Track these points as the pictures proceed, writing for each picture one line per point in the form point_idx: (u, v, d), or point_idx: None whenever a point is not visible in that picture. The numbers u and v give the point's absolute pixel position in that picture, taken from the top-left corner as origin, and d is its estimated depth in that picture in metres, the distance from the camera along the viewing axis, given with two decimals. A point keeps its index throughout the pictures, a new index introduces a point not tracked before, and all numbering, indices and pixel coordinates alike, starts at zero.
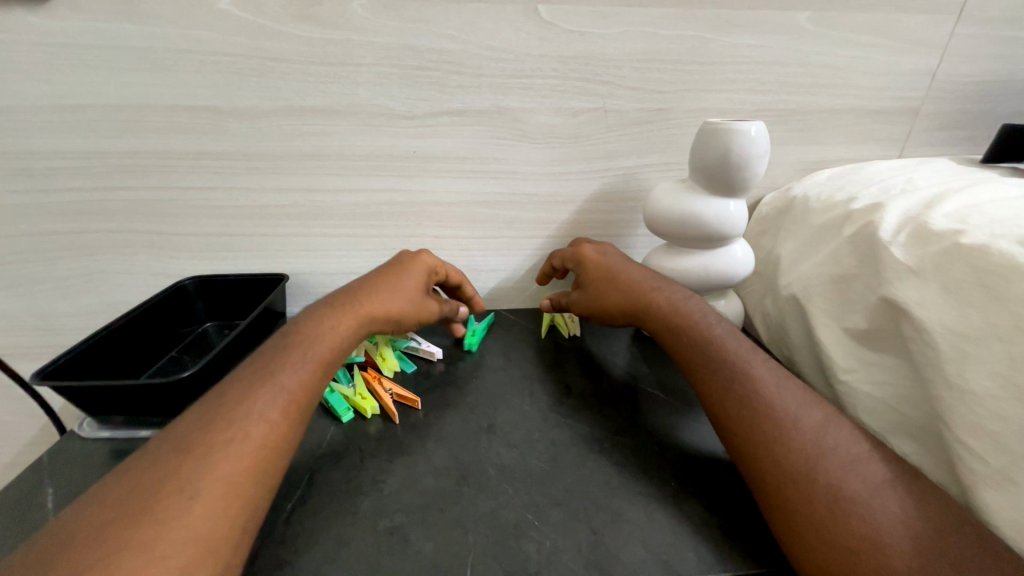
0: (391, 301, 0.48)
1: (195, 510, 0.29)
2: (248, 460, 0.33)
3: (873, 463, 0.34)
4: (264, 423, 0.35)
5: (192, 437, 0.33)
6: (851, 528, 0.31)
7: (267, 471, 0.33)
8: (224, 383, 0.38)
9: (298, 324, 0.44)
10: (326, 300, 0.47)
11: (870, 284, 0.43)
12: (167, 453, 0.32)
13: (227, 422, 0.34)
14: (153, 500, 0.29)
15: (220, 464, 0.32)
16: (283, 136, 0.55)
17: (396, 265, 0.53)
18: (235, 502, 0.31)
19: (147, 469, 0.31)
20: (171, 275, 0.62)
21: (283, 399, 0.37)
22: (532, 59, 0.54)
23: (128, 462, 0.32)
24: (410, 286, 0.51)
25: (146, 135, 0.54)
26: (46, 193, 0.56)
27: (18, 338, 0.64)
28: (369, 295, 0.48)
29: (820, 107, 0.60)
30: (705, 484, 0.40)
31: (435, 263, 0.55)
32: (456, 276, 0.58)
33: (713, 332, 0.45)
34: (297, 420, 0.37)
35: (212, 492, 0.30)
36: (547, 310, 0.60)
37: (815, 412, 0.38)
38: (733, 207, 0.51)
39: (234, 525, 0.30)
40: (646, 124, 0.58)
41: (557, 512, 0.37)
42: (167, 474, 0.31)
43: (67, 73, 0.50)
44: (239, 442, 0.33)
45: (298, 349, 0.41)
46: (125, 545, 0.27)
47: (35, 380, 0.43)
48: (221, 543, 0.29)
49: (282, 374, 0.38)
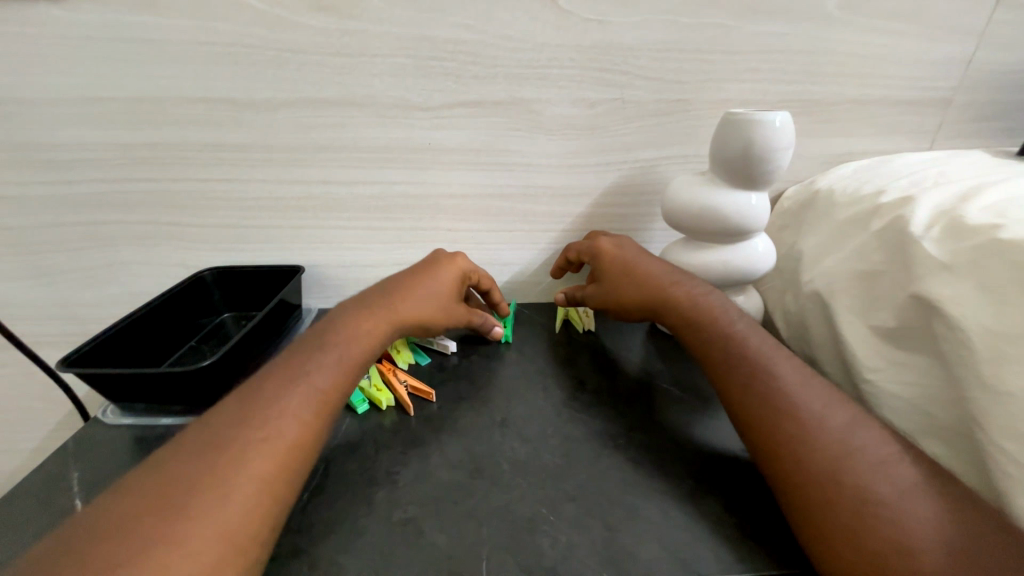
0: (423, 306, 0.49)
1: (227, 506, 0.30)
2: (279, 457, 0.33)
3: (902, 466, 0.33)
4: (296, 421, 0.35)
5: (223, 432, 0.33)
6: (880, 532, 0.30)
7: (296, 470, 0.34)
8: (256, 379, 0.38)
9: (331, 322, 0.45)
10: (359, 299, 0.48)
11: (899, 281, 0.41)
12: (198, 447, 0.32)
13: (260, 419, 0.35)
14: (186, 492, 0.30)
15: (253, 460, 0.32)
16: (299, 128, 0.55)
17: (429, 267, 0.53)
18: (266, 498, 0.31)
19: (179, 461, 0.32)
20: (190, 266, 0.63)
21: (315, 398, 0.37)
22: (549, 48, 0.53)
23: (162, 452, 0.33)
24: (441, 291, 0.51)
25: (165, 128, 0.55)
26: (71, 184, 0.57)
27: (44, 327, 0.66)
28: (402, 297, 0.48)
29: (847, 97, 0.58)
30: (723, 482, 0.39)
31: (469, 268, 0.55)
32: (488, 281, 0.57)
33: (734, 329, 0.44)
34: (327, 420, 0.37)
35: (245, 487, 0.31)
36: (561, 305, 0.59)
37: (841, 411, 0.37)
38: (755, 200, 0.49)
39: (264, 521, 0.30)
40: (664, 116, 0.57)
41: (571, 507, 0.37)
42: (202, 467, 0.31)
43: (89, 65, 0.51)
44: (272, 439, 0.34)
45: (331, 349, 0.41)
46: (158, 535, 0.27)
47: (60, 367, 0.44)
48: (251, 539, 0.29)
49: (315, 373, 0.39)
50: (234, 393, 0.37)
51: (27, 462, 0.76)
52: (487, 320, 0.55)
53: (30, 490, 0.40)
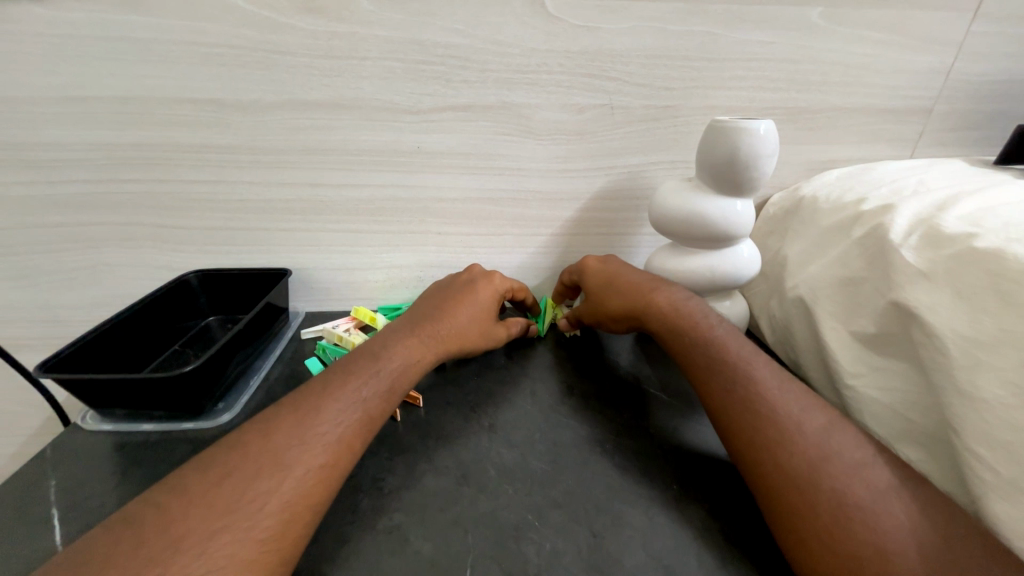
0: (467, 327, 0.50)
1: (253, 523, 0.30)
2: (312, 476, 0.33)
3: (877, 468, 0.34)
4: (330, 440, 0.35)
5: (258, 439, 0.34)
6: (859, 535, 0.30)
7: (325, 491, 0.33)
8: (302, 389, 0.39)
9: (380, 342, 0.45)
10: (406, 320, 0.49)
11: (879, 287, 0.42)
12: (230, 452, 0.33)
13: (290, 435, 0.35)
14: (222, 496, 0.30)
15: (282, 478, 0.32)
16: (287, 130, 0.55)
17: (468, 287, 0.54)
18: (295, 518, 0.31)
19: (217, 465, 0.32)
20: (175, 269, 0.62)
21: (355, 416, 0.37)
22: (538, 54, 0.53)
23: (201, 456, 0.34)
24: (482, 311, 0.52)
25: (150, 128, 0.54)
26: (51, 185, 0.56)
27: (23, 329, 0.64)
28: (448, 320, 0.49)
29: (831, 105, 0.59)
30: (707, 488, 0.40)
31: (505, 287, 0.56)
32: (523, 294, 0.59)
33: (714, 333, 0.45)
34: (361, 440, 0.37)
35: (269, 503, 0.31)
36: (566, 329, 0.60)
37: (817, 415, 0.37)
38: (741, 207, 0.50)
39: (295, 529, 0.31)
40: (653, 121, 0.58)
41: (557, 514, 0.37)
42: (241, 475, 0.32)
43: (71, 64, 0.50)
44: (304, 456, 0.34)
45: (383, 369, 0.42)
46: (191, 537, 0.28)
47: (38, 371, 0.42)
48: (281, 551, 0.29)
49: (363, 392, 0.39)
50: (273, 405, 0.38)
51: (5, 467, 0.75)
52: (523, 323, 0.58)
53: (6, 498, 0.39)
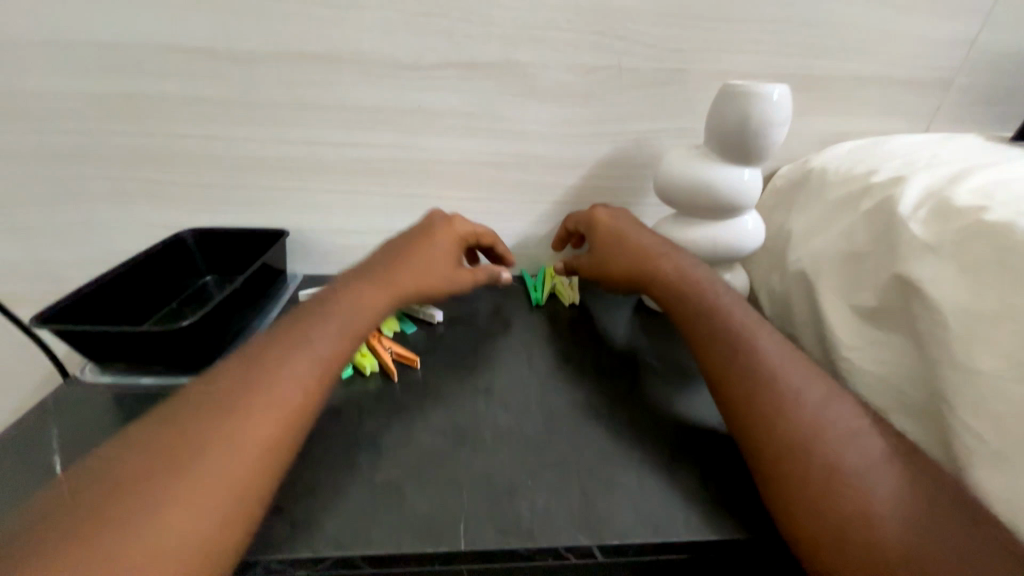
0: (424, 272, 0.49)
1: (225, 469, 0.30)
2: (277, 423, 0.33)
3: (870, 439, 0.34)
4: (292, 388, 0.35)
5: (223, 393, 0.34)
6: (849, 501, 0.31)
7: (291, 437, 0.34)
8: (257, 341, 0.39)
9: (333, 289, 0.45)
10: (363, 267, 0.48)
11: (883, 261, 0.42)
12: (197, 406, 0.33)
13: (252, 385, 0.35)
14: (189, 447, 0.31)
15: (245, 427, 0.32)
16: (283, 84, 0.53)
17: (427, 232, 0.52)
18: (263, 463, 0.32)
19: (182, 419, 0.32)
20: (170, 227, 0.61)
21: (312, 363, 0.37)
22: (546, 9, 0.51)
23: (166, 410, 0.33)
24: (440, 257, 0.51)
25: (141, 78, 0.52)
26: (40, 135, 0.54)
27: (18, 285, 0.64)
28: (403, 266, 0.48)
29: (848, 74, 0.57)
30: (700, 455, 0.40)
31: (466, 231, 0.55)
32: (490, 239, 0.57)
33: (719, 302, 0.45)
34: (323, 387, 0.37)
35: (238, 450, 0.31)
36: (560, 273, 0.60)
37: (816, 386, 0.38)
38: (749, 177, 0.49)
39: (265, 474, 0.32)
40: (662, 86, 0.56)
41: (551, 474, 0.38)
42: (203, 426, 0.32)
43: (57, 6, 0.48)
44: (269, 404, 0.34)
45: (335, 317, 0.41)
46: (162, 488, 0.29)
47: (35, 324, 0.42)
48: (254, 495, 0.30)
49: (317, 339, 0.39)
50: (234, 358, 0.38)
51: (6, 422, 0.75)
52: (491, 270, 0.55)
53: (8, 447, 0.40)
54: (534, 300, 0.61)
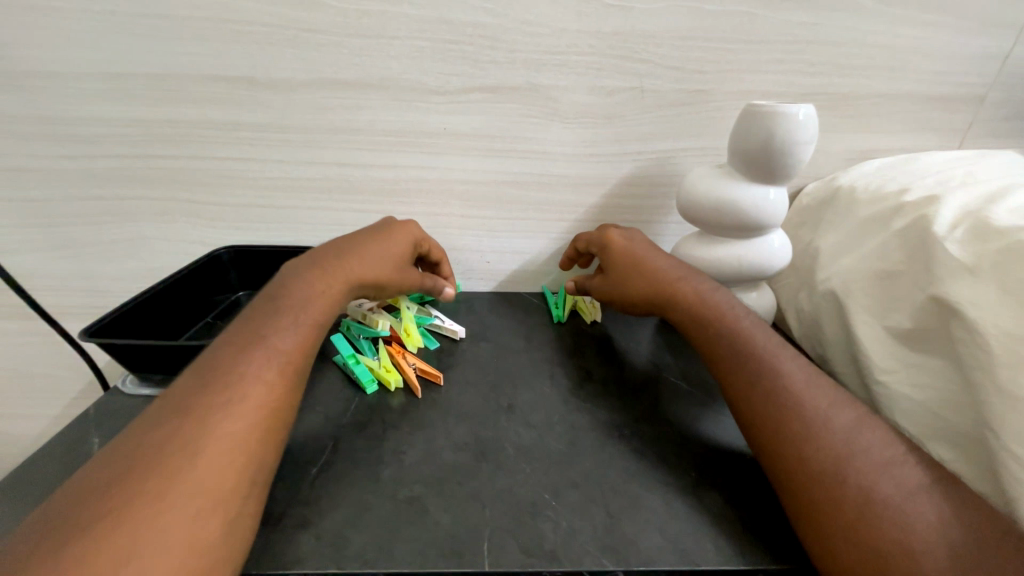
0: (380, 269, 0.48)
1: (205, 471, 0.29)
2: (249, 426, 0.32)
3: (908, 467, 0.33)
4: (260, 389, 0.34)
5: (190, 400, 0.32)
6: (888, 534, 0.30)
7: (264, 438, 0.33)
8: (213, 346, 0.37)
9: (283, 281, 0.43)
10: (312, 260, 0.46)
11: (919, 282, 0.40)
12: (165, 416, 0.31)
13: (216, 389, 0.33)
14: (158, 459, 0.29)
15: (213, 433, 0.31)
16: (317, 109, 0.56)
17: (383, 228, 0.51)
18: (238, 467, 0.31)
19: (148, 432, 0.30)
20: (207, 244, 0.64)
21: (279, 360, 0.37)
22: (568, 34, 0.52)
23: (130, 425, 0.32)
24: (399, 255, 0.50)
25: (186, 106, 0.55)
26: (93, 159, 0.58)
27: (65, 298, 0.67)
28: (356, 255, 0.47)
29: (875, 92, 0.56)
30: (727, 478, 0.39)
31: (422, 236, 0.54)
32: (439, 251, 0.56)
33: (741, 325, 0.44)
34: (290, 386, 0.36)
35: (216, 451, 0.30)
36: (571, 292, 0.59)
37: (845, 411, 0.36)
38: (774, 196, 0.49)
39: (242, 477, 0.30)
40: (683, 106, 0.56)
41: (573, 493, 0.37)
42: (167, 436, 0.30)
43: (112, 41, 0.52)
44: (236, 405, 0.33)
45: (291, 314, 0.40)
46: (132, 503, 0.27)
47: (82, 337, 0.45)
48: (231, 498, 0.29)
49: (274, 337, 0.38)
50: (189, 368, 0.36)
51: (49, 428, 0.79)
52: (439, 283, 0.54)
53: (54, 454, 0.42)
54: (555, 318, 0.61)
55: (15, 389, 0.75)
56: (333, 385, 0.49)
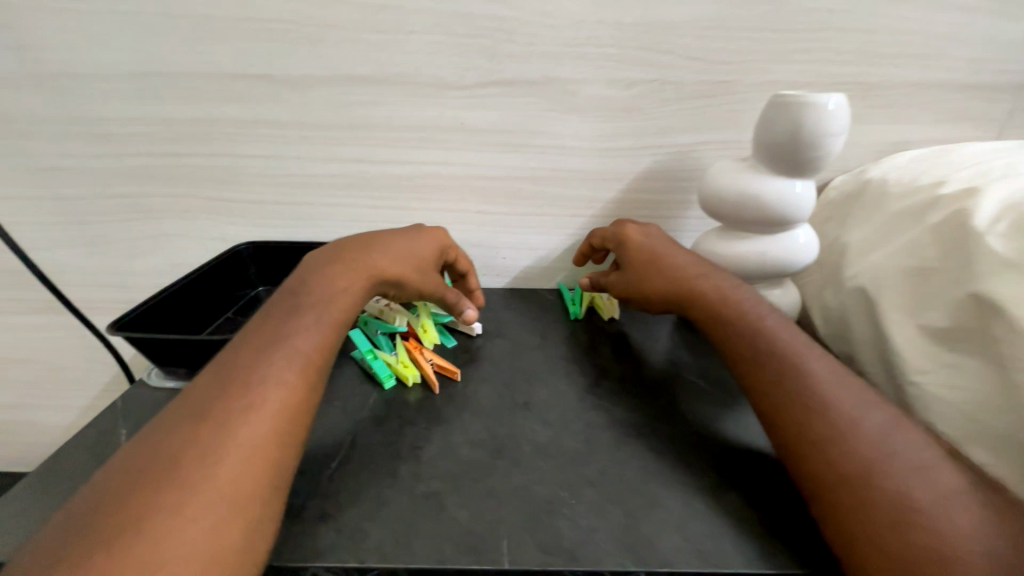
0: (402, 273, 0.47)
1: (227, 473, 0.29)
2: (268, 429, 0.32)
3: (944, 472, 0.32)
4: (280, 392, 0.34)
5: (211, 404, 0.32)
6: (922, 542, 0.29)
7: (285, 441, 0.32)
8: (233, 348, 0.37)
9: (304, 278, 0.44)
10: (334, 261, 0.45)
11: (956, 278, 0.39)
12: (186, 420, 0.31)
13: (236, 393, 0.33)
14: (180, 464, 0.29)
15: (234, 437, 0.31)
16: (335, 106, 0.56)
17: (408, 230, 0.51)
18: (259, 472, 0.30)
19: (170, 436, 0.31)
20: (228, 241, 0.65)
21: (299, 361, 0.36)
22: (587, 26, 0.51)
23: (153, 429, 0.32)
24: (420, 258, 0.49)
25: (208, 104, 0.56)
26: (119, 157, 0.59)
27: (93, 293, 0.69)
28: (377, 253, 0.47)
29: (907, 80, 0.54)
30: (749, 479, 0.38)
31: (451, 244, 0.52)
32: (467, 262, 0.54)
33: (764, 322, 0.43)
34: (310, 388, 0.36)
35: (237, 453, 0.30)
36: (586, 289, 0.58)
37: (875, 413, 0.35)
38: (800, 189, 0.47)
39: (263, 482, 0.30)
40: (705, 98, 0.55)
41: (592, 492, 0.37)
42: (189, 441, 0.30)
43: (136, 40, 0.53)
44: (257, 409, 0.32)
45: (312, 315, 0.40)
46: (155, 508, 0.27)
47: (110, 330, 0.46)
48: (252, 503, 0.29)
49: (294, 339, 0.37)
50: (210, 369, 0.36)
51: (79, 419, 0.82)
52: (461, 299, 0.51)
53: (83, 445, 0.43)
54: (572, 315, 0.61)
55: (46, 381, 0.78)
56: (351, 380, 0.50)
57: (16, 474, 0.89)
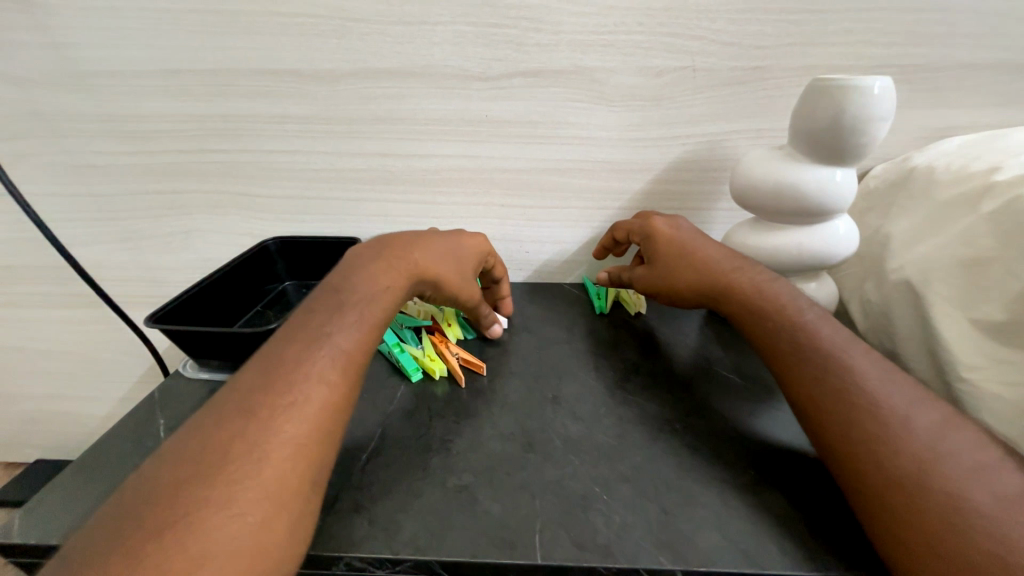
0: (443, 274, 0.47)
1: (273, 474, 0.29)
2: (311, 428, 0.32)
3: (1005, 474, 0.30)
4: (322, 390, 0.34)
5: (255, 399, 0.32)
6: (980, 544, 0.27)
7: (326, 439, 0.33)
8: (276, 342, 0.37)
9: (347, 274, 0.44)
10: (376, 258, 0.45)
11: (1013, 269, 0.37)
12: (231, 414, 0.32)
13: (280, 390, 0.33)
14: (227, 459, 0.29)
15: (279, 434, 0.31)
16: (361, 99, 0.56)
17: (450, 233, 0.52)
18: (302, 469, 0.31)
19: (215, 430, 0.31)
20: (257, 235, 0.66)
21: (340, 359, 0.36)
22: (617, 12, 0.50)
23: (197, 420, 0.32)
24: (461, 261, 0.49)
25: (236, 99, 0.56)
26: (152, 154, 0.61)
27: (128, 288, 0.71)
28: (420, 252, 0.47)
29: (957, 62, 0.51)
30: (788, 478, 0.37)
31: (490, 250, 0.53)
32: (501, 271, 0.55)
33: (804, 318, 0.42)
34: (350, 386, 0.36)
35: (282, 453, 0.30)
36: (604, 283, 0.57)
37: (927, 413, 0.34)
38: (841, 177, 0.45)
39: (306, 479, 0.31)
40: (739, 85, 0.53)
41: (625, 487, 0.36)
42: (235, 436, 0.30)
43: (167, 38, 0.53)
44: (299, 407, 0.33)
45: (352, 312, 0.40)
46: (204, 503, 0.27)
47: (149, 322, 0.47)
48: (296, 500, 0.30)
49: (337, 337, 0.38)
50: (252, 363, 0.36)
51: (117, 408, 0.85)
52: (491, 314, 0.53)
53: (125, 433, 0.45)
54: (598, 309, 0.60)
55: (86, 372, 0.80)
56: (379, 374, 0.50)
57: (59, 460, 0.93)
